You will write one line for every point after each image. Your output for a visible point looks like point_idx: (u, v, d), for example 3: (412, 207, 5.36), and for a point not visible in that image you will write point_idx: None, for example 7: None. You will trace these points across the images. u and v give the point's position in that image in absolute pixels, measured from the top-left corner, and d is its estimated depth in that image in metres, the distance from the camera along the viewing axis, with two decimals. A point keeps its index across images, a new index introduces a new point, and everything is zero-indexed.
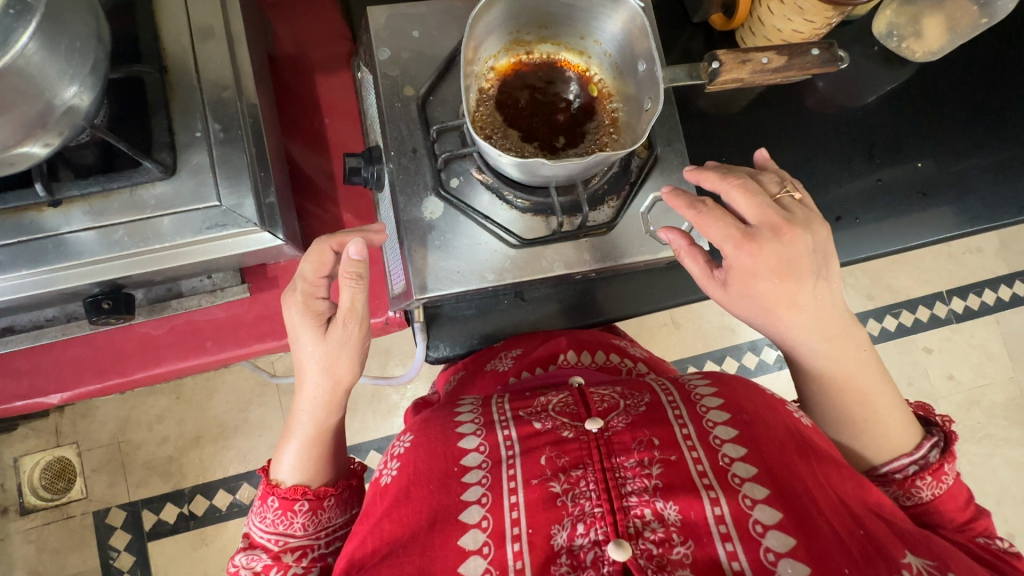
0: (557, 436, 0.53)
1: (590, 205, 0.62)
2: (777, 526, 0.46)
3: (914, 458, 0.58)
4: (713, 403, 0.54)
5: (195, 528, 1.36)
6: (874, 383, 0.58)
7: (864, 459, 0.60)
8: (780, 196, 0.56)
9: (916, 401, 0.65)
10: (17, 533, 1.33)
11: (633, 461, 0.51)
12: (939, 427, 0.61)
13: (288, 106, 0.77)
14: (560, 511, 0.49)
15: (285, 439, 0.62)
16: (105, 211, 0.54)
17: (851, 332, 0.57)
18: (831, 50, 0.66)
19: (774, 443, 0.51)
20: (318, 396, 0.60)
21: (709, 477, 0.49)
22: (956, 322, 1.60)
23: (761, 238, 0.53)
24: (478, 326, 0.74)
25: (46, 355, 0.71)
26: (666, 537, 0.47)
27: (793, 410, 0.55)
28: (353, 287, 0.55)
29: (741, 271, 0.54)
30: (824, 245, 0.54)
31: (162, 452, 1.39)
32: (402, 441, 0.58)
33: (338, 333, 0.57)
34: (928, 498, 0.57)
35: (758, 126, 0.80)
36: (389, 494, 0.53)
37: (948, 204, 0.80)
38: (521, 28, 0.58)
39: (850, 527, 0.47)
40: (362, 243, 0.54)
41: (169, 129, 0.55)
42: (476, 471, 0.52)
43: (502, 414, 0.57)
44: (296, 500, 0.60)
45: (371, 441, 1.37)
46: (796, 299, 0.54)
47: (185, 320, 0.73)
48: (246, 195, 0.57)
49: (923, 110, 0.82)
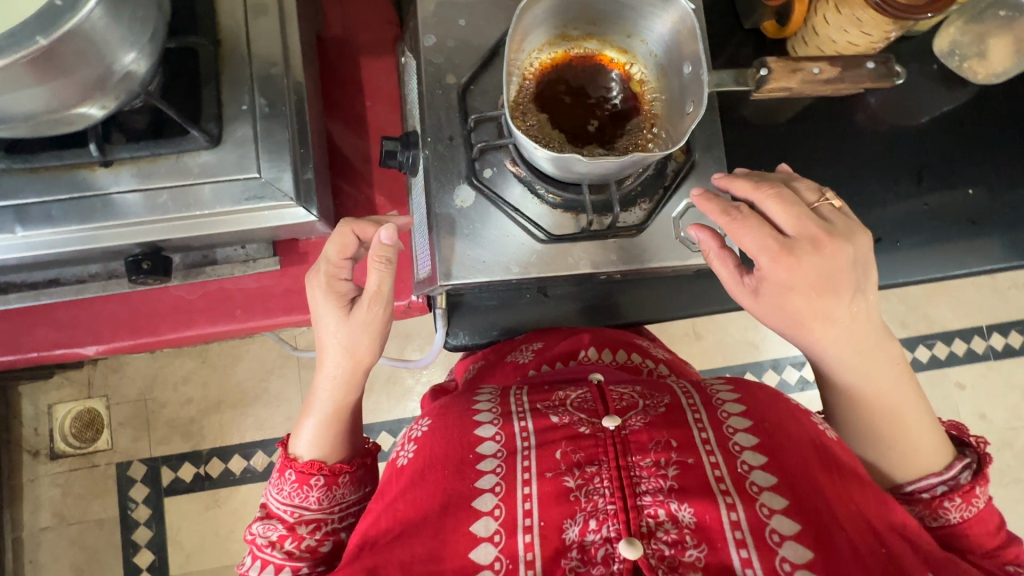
0: (574, 431, 0.53)
1: (621, 206, 0.61)
2: (794, 538, 0.46)
3: (943, 477, 0.56)
4: (736, 409, 0.54)
5: (209, 489, 1.41)
6: (907, 402, 0.57)
7: (889, 475, 0.58)
8: (818, 205, 0.55)
9: (950, 421, 0.63)
10: (46, 476, 1.40)
11: (649, 461, 0.50)
12: (972, 448, 0.59)
13: (333, 87, 0.79)
14: (573, 506, 0.49)
15: (304, 415, 0.64)
16: (152, 175, 0.56)
17: (885, 347, 0.56)
18: (887, 66, 0.68)
19: (796, 456, 0.50)
20: (338, 374, 0.61)
21: (726, 483, 0.49)
22: (994, 359, 1.54)
23: (800, 250, 0.52)
24: (498, 319, 0.75)
25: (85, 309, 0.74)
26: (679, 539, 0.47)
27: (818, 421, 0.55)
28: (381, 272, 0.56)
29: (775, 282, 0.53)
30: (865, 256, 0.53)
31: (185, 413, 1.45)
32: (420, 425, 0.59)
33: (361, 316, 0.59)
34: (956, 520, 0.55)
35: (802, 139, 0.78)
36: (405, 475, 0.54)
37: (998, 235, 0.76)
38: (568, 21, 0.56)
39: (872, 547, 0.47)
40: (394, 229, 0.56)
41: (217, 100, 0.57)
42: (491, 460, 0.53)
43: (520, 405, 0.57)
44: (312, 475, 0.62)
45: (384, 421, 1.40)
46: (830, 313, 0.53)
47: (217, 286, 0.75)
48: (285, 169, 0.58)
49: (981, 135, 0.78)
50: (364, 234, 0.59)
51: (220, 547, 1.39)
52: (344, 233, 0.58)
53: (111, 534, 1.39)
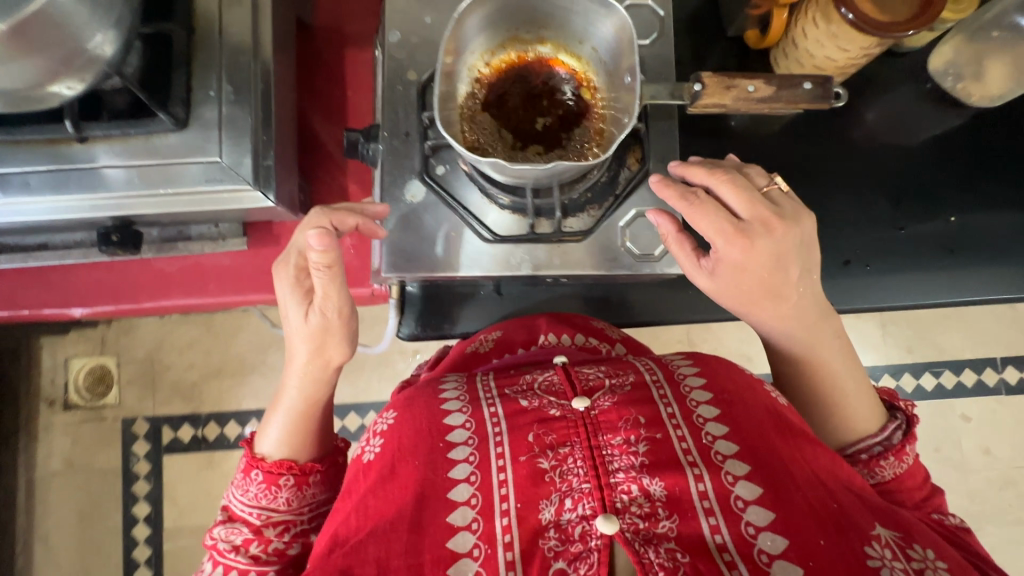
0: (544, 414, 0.55)
1: (568, 212, 0.62)
2: (757, 501, 0.48)
3: (879, 439, 0.61)
4: (696, 383, 0.56)
5: (206, 451, 1.49)
6: (845, 370, 0.62)
7: (831, 439, 0.62)
8: (768, 188, 0.58)
9: (882, 386, 0.68)
10: (60, 424, 1.50)
11: (619, 439, 0.52)
12: (902, 411, 0.64)
13: (318, 75, 0.81)
14: (549, 486, 0.50)
15: (272, 414, 0.66)
16: (122, 152, 0.60)
17: (827, 318, 0.61)
18: (826, 86, 0.57)
19: (753, 422, 0.52)
20: (309, 370, 0.64)
21: (693, 455, 0.50)
22: (1005, 393, 1.47)
23: (754, 234, 0.55)
24: (452, 313, 0.76)
25: (74, 274, 0.79)
26: (652, 512, 0.48)
27: (772, 390, 0.56)
28: (326, 277, 0.57)
29: (731, 264, 0.56)
30: (810, 237, 0.57)
31: (188, 377, 1.52)
32: (385, 418, 0.59)
33: (317, 320, 0.61)
34: (890, 477, 0.60)
35: (782, 153, 0.76)
36: (374, 471, 0.54)
37: (977, 267, 0.73)
38: (519, 24, 0.57)
39: (823, 502, 0.49)
40: (318, 234, 0.53)
41: (187, 85, 0.60)
42: (463, 448, 0.54)
43: (489, 391, 0.59)
44: (281, 475, 0.63)
45: (373, 402, 1.45)
46: (779, 291, 0.57)
47: (195, 261, 0.79)
48: (245, 154, 0.61)
49: (970, 160, 0.75)
50: (342, 225, 0.56)
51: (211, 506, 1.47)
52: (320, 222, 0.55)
53: (112, 484, 1.49)
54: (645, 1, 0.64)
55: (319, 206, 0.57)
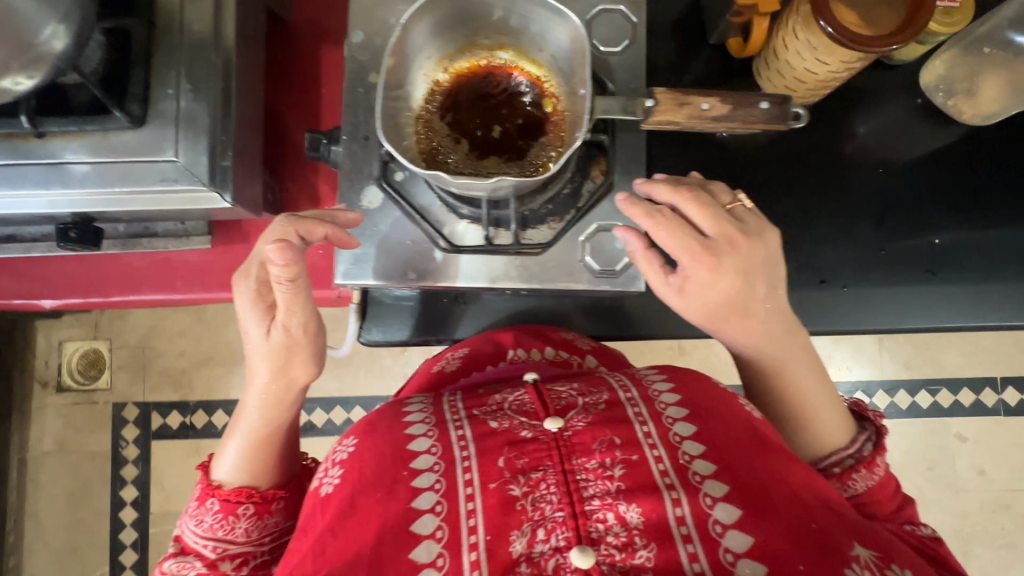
0: (515, 436, 0.51)
1: (528, 224, 0.60)
2: (735, 525, 0.45)
3: (849, 451, 0.58)
4: (672, 399, 0.53)
5: (193, 438, 1.50)
6: (814, 388, 0.59)
7: (803, 453, 0.59)
8: (732, 206, 0.56)
9: (852, 398, 0.65)
10: (53, 405, 1.53)
11: (594, 463, 0.48)
12: (871, 423, 0.61)
13: (293, 70, 0.79)
14: (519, 516, 0.47)
15: (228, 437, 0.61)
16: (77, 148, 0.59)
17: (795, 333, 0.58)
18: (784, 105, 0.56)
19: (730, 439, 0.50)
20: (269, 390, 0.59)
21: (671, 476, 0.48)
22: (1004, 415, 1.43)
23: (720, 251, 0.53)
24: (415, 320, 0.73)
25: (44, 265, 0.78)
26: (628, 542, 0.45)
27: (747, 404, 0.54)
28: (289, 291, 0.54)
29: (700, 282, 0.53)
30: (775, 252, 0.55)
31: (178, 364, 1.53)
32: (345, 446, 0.55)
33: (280, 336, 0.57)
34: (862, 490, 0.57)
35: (762, 166, 0.73)
36: (333, 506, 0.50)
37: (959, 292, 0.70)
38: (478, 28, 0.55)
39: (802, 522, 0.46)
40: (279, 246, 0.51)
41: (145, 82, 0.59)
42: (428, 475, 0.50)
43: (455, 413, 0.55)
44: (239, 503, 0.58)
45: (359, 397, 1.44)
46: (748, 307, 0.55)
47: (164, 256, 0.79)
48: (201, 154, 0.59)
49: (959, 180, 0.72)
50: (309, 235, 0.54)
51: None
52: (286, 232, 0.53)
53: (102, 467, 1.51)
54: (616, 5, 0.61)
55: (284, 215, 0.54)
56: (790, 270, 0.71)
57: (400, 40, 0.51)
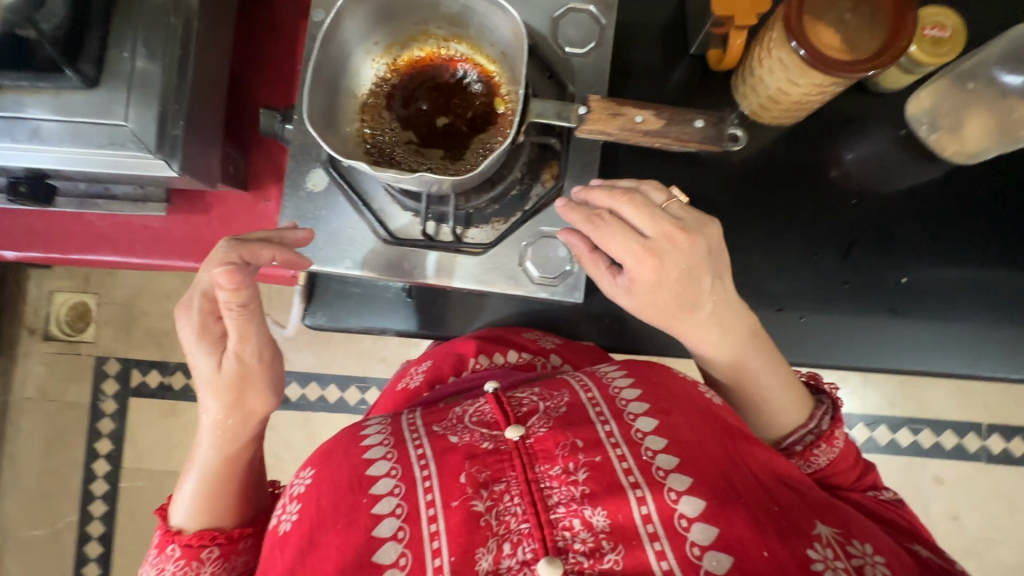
0: (476, 448, 0.48)
1: (472, 223, 0.60)
2: (701, 518, 0.43)
3: (809, 428, 0.58)
4: (632, 395, 0.51)
5: (169, 399, 1.42)
6: (767, 373, 0.57)
7: (767, 434, 0.59)
8: (668, 204, 0.53)
9: (808, 370, 0.63)
10: (37, 353, 1.43)
11: (557, 469, 0.46)
12: (827, 395, 0.60)
13: (268, 42, 0.78)
14: (485, 532, 0.44)
15: (183, 477, 0.58)
16: (28, 104, 0.58)
17: (744, 317, 0.56)
18: (720, 126, 0.55)
19: (693, 433, 0.48)
20: (220, 424, 0.55)
21: (635, 474, 0.45)
22: (985, 462, 1.38)
23: (662, 249, 0.51)
24: (360, 309, 0.71)
25: (3, 216, 0.77)
26: (596, 547, 0.43)
27: (705, 390, 0.53)
28: (241, 316, 0.51)
29: (645, 282, 0.52)
30: (717, 244, 0.53)
31: (163, 325, 1.43)
32: (301, 479, 0.51)
33: (234, 366, 0.53)
34: (824, 464, 0.56)
35: (734, 185, 0.70)
36: (292, 545, 0.47)
37: (917, 335, 0.68)
38: (430, 18, 0.55)
39: (764, 505, 0.45)
40: (229, 270, 0.48)
41: (101, 43, 0.58)
42: (389, 500, 0.46)
43: (415, 430, 0.52)
44: (202, 548, 0.56)
45: (334, 375, 1.33)
46: (696, 300, 0.53)
47: (125, 219, 0.77)
48: (150, 120, 0.59)
49: (934, 219, 0.69)
50: (257, 259, 0.51)
51: (168, 454, 1.40)
52: (230, 256, 0.49)
53: (79, 419, 1.42)
54: (585, 5, 0.60)
55: (228, 239, 0.51)
56: (748, 295, 0.69)
57: (341, 22, 0.51)
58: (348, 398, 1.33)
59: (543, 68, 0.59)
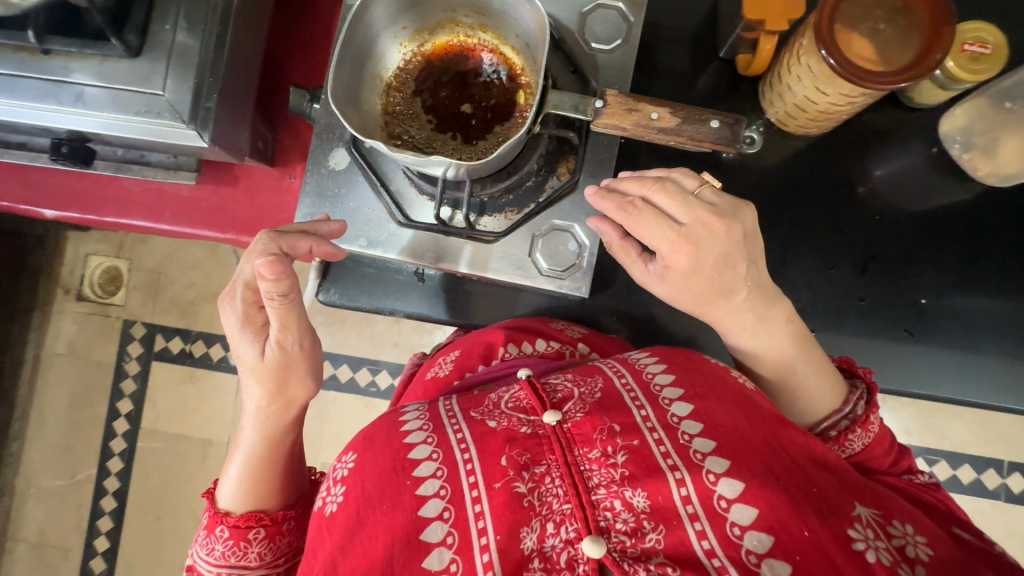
0: (514, 431, 0.49)
1: (485, 212, 0.61)
2: (740, 499, 0.43)
3: (842, 412, 0.55)
4: (666, 380, 0.51)
5: (189, 365, 1.47)
6: (798, 357, 0.56)
7: (801, 418, 0.57)
8: (700, 189, 0.52)
9: (841, 355, 0.61)
10: (70, 312, 1.49)
11: (596, 453, 0.47)
12: (861, 379, 0.58)
13: (304, 25, 0.80)
14: (528, 512, 0.46)
15: (229, 461, 0.60)
16: (79, 70, 0.61)
17: (773, 305, 0.55)
18: (734, 128, 0.55)
19: (728, 416, 0.48)
20: (263, 407, 0.57)
21: (673, 457, 0.46)
22: (1003, 501, 1.33)
23: (697, 236, 0.50)
24: (371, 289, 0.73)
25: (45, 175, 0.81)
26: (637, 527, 0.44)
27: (738, 375, 0.53)
28: (282, 305, 0.51)
29: (680, 269, 0.52)
30: (752, 228, 0.53)
31: (188, 295, 1.48)
32: (344, 462, 0.51)
33: (275, 354, 0.54)
34: (860, 449, 0.53)
35: (754, 192, 0.69)
36: (340, 526, 0.48)
37: (934, 359, 0.66)
38: (458, 7, 0.56)
39: (801, 486, 0.44)
40: (271, 260, 0.47)
41: (147, 16, 0.61)
42: (433, 483, 0.47)
43: (451, 413, 0.52)
44: (250, 528, 0.58)
45: (346, 355, 1.36)
46: (731, 288, 0.53)
47: (157, 187, 0.81)
48: (187, 92, 0.61)
49: (960, 243, 0.67)
50: (297, 249, 0.52)
51: (184, 418, 1.45)
52: (271, 247, 0.50)
53: (104, 378, 1.48)
54: (614, 1, 0.60)
55: (269, 230, 0.52)
56: None
57: (371, 9, 0.52)
58: (359, 378, 1.35)
59: (567, 61, 0.60)
